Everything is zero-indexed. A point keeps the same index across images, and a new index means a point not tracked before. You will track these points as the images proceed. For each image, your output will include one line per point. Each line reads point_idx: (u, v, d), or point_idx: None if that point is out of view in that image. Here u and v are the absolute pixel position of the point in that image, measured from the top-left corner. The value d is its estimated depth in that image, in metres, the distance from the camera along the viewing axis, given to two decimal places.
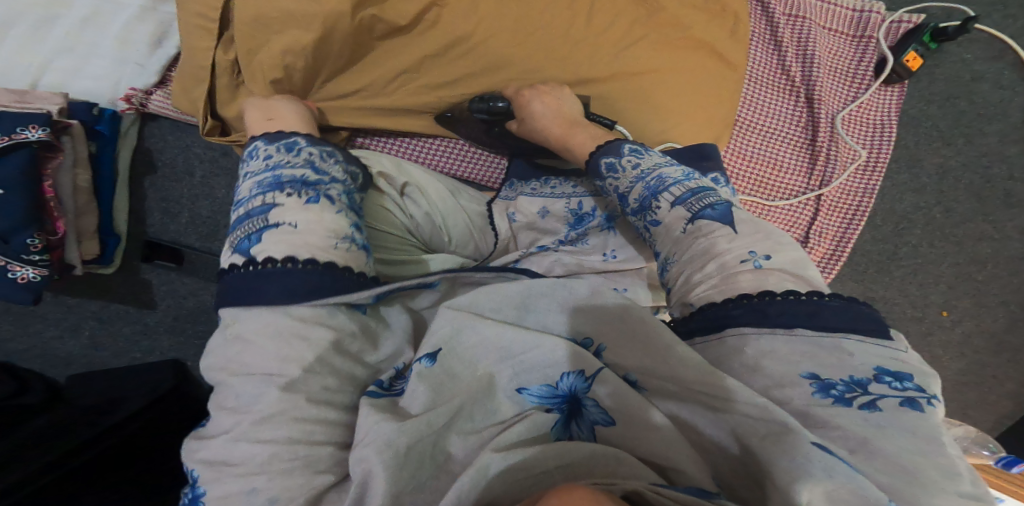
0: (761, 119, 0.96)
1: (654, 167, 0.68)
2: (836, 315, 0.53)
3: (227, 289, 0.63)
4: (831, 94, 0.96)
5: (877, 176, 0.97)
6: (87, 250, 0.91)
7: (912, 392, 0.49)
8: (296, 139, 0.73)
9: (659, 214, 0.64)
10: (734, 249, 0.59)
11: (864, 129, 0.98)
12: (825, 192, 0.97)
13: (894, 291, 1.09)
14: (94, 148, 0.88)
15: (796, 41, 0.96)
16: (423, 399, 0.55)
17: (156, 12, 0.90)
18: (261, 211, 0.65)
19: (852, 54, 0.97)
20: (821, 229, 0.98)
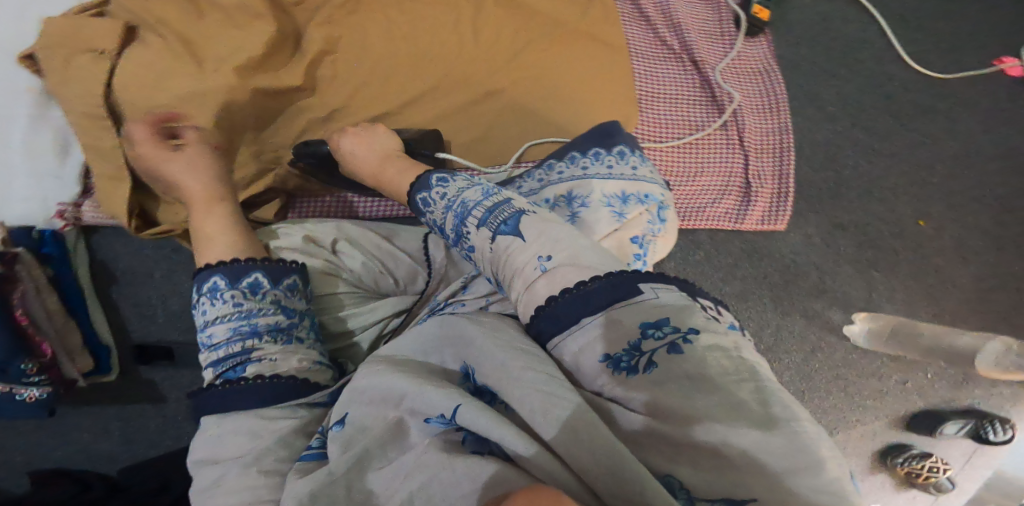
0: (658, 87, 1.00)
1: (458, 193, 0.67)
2: (601, 292, 0.54)
3: (204, 407, 0.65)
4: (711, 52, 1.03)
5: (784, 111, 1.02)
6: (80, 364, 0.97)
7: (672, 335, 0.51)
8: (257, 276, 0.71)
9: (470, 239, 0.64)
10: (527, 259, 0.59)
11: (753, 76, 1.04)
12: (746, 137, 1.00)
13: (860, 213, 1.10)
14: (50, 270, 0.94)
15: (662, 15, 1.03)
16: (335, 452, 0.56)
17: (48, 119, 0.93)
18: (243, 352, 0.67)
19: (715, 14, 1.05)
20: (758, 173, 1.01)
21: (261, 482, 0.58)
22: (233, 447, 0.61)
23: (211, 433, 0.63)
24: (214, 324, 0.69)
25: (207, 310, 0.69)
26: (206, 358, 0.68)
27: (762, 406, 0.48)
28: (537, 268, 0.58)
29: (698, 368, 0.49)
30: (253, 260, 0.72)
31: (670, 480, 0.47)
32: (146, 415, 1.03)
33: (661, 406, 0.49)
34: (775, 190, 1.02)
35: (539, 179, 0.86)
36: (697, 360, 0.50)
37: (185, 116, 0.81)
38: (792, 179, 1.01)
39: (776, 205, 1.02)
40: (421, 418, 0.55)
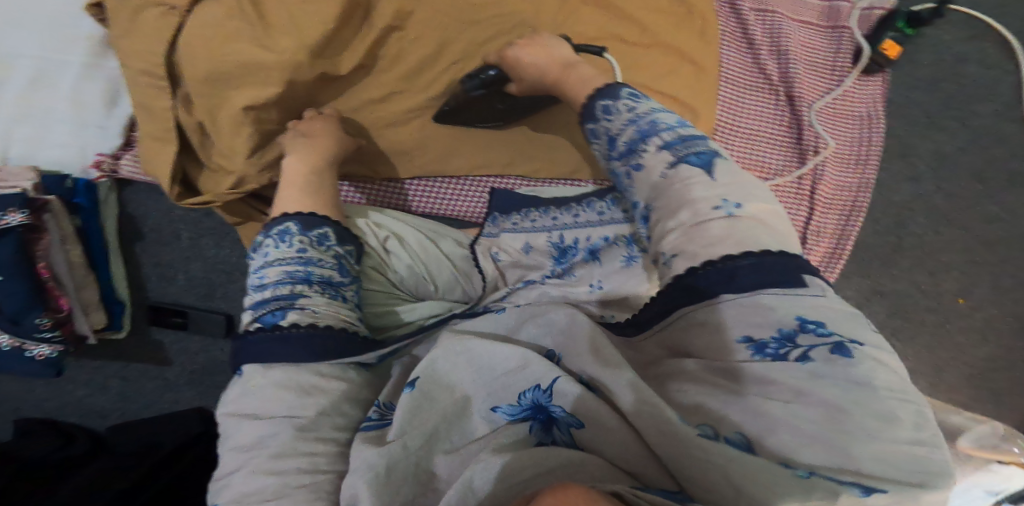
0: (745, 120, 0.91)
1: (648, 111, 0.64)
2: (753, 273, 0.52)
3: (242, 354, 0.61)
4: (811, 88, 0.93)
5: (871, 169, 0.94)
6: (94, 322, 0.86)
7: (838, 338, 0.49)
8: (328, 231, 0.70)
9: (644, 157, 0.61)
10: (708, 197, 0.56)
11: (849, 123, 0.94)
12: (819, 189, 0.93)
13: (903, 282, 1.05)
14: (78, 221, 0.83)
15: (769, 37, 0.92)
16: (399, 421, 0.55)
17: (100, 70, 0.81)
18: (290, 296, 0.64)
19: (827, 46, 0.93)
20: (821, 229, 0.93)
21: (318, 448, 0.57)
22: (278, 398, 0.58)
23: (254, 385, 0.59)
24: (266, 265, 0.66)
25: (268, 254, 0.67)
26: (253, 300, 0.65)
27: (914, 430, 0.45)
28: (721, 209, 0.55)
29: (863, 373, 0.47)
30: (329, 219, 0.71)
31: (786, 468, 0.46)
32: (146, 376, 0.95)
33: (793, 394, 0.47)
34: (830, 248, 0.96)
35: (598, 210, 0.78)
36: (864, 368, 0.47)
37: (251, 84, 0.71)
38: (851, 242, 0.94)
39: (827, 261, 0.97)
40: (490, 398, 0.56)
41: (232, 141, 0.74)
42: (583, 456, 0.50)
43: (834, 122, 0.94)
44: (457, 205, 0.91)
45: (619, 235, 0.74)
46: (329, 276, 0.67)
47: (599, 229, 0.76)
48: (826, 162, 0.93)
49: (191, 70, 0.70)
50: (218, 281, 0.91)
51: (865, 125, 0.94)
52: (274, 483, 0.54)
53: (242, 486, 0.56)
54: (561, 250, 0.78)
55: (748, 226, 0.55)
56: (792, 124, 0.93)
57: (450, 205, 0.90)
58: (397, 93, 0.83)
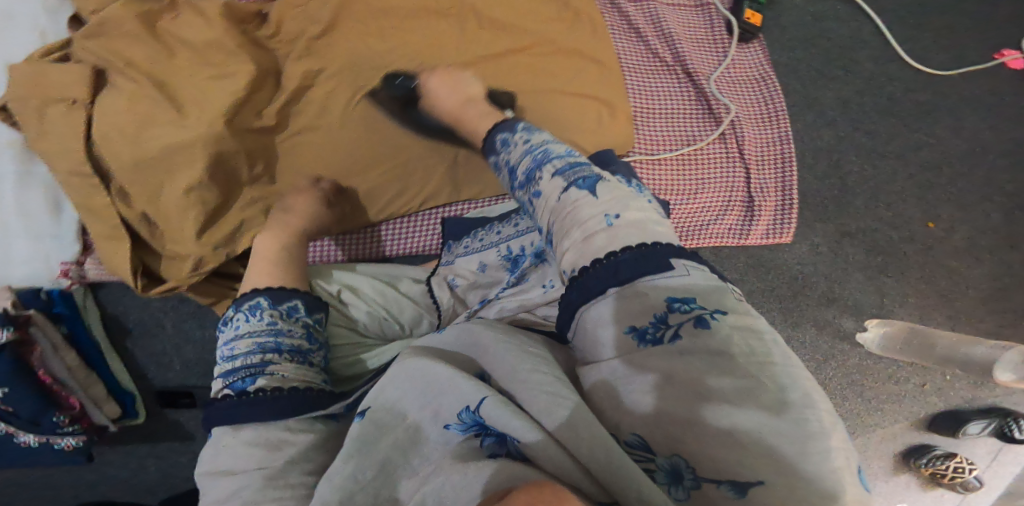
0: (653, 102, 0.97)
1: (541, 141, 0.68)
2: (630, 267, 0.56)
3: (213, 419, 0.65)
4: (703, 61, 0.99)
5: (784, 121, 0.98)
6: (109, 413, 0.96)
7: (698, 311, 0.53)
8: (297, 303, 0.75)
9: (540, 185, 0.64)
10: (592, 214, 0.59)
11: (748, 85, 1.00)
12: (746, 150, 0.97)
13: (867, 219, 1.09)
14: (66, 329, 0.92)
15: (650, 24, 0.99)
16: (350, 449, 0.59)
17: (31, 175, 0.89)
18: (261, 364, 0.69)
19: (702, 21, 1.00)
20: (760, 185, 0.98)
21: (285, 493, 0.58)
22: (247, 455, 0.62)
23: (223, 444, 0.63)
24: (235, 339, 0.71)
25: (233, 329, 0.72)
26: (222, 369, 0.70)
27: (781, 391, 0.49)
28: (602, 222, 0.58)
29: (726, 344, 0.51)
30: (297, 291, 0.77)
31: (676, 461, 0.50)
32: (176, 452, 1.03)
33: (667, 385, 0.51)
34: (777, 202, 1.00)
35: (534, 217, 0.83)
36: (721, 337, 0.52)
37: (180, 168, 0.80)
38: (795, 191, 0.98)
39: (777, 216, 1.01)
40: (440, 427, 0.58)
41: (183, 222, 0.82)
42: (530, 471, 0.50)
43: (735, 86, 0.99)
44: (412, 243, 0.95)
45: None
46: (298, 346, 0.72)
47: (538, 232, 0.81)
48: (742, 123, 0.98)
49: (118, 162, 0.79)
50: (211, 360, 0.99)
51: (763, 84, 1.00)
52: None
53: None
54: (511, 261, 0.82)
55: (628, 235, 0.57)
56: (698, 97, 0.98)
57: (406, 245, 0.95)
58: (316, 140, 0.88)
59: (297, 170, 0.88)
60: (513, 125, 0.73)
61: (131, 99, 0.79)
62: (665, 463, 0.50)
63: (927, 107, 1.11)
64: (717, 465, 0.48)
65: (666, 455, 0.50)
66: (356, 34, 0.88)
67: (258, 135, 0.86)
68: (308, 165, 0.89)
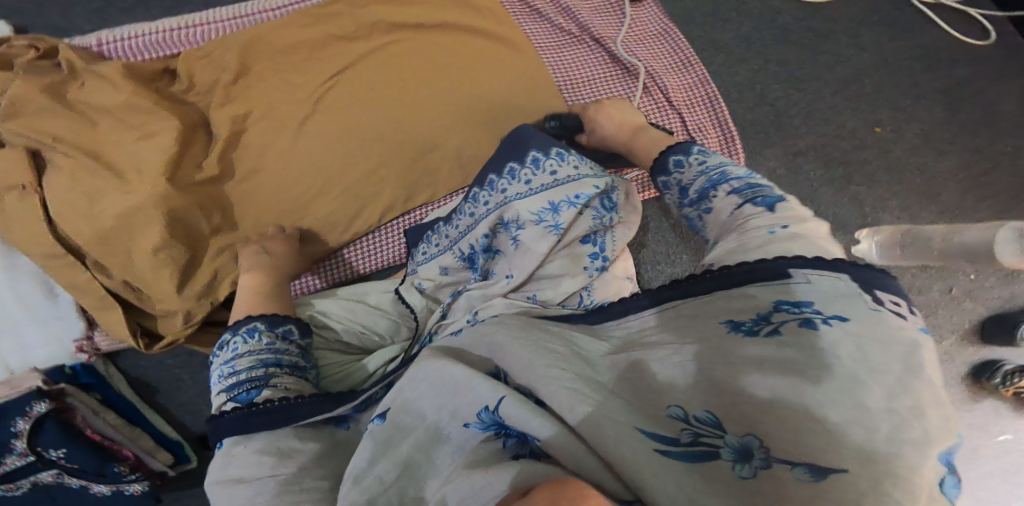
0: (571, 72, 1.02)
1: (717, 166, 0.77)
2: (757, 275, 0.62)
3: (221, 430, 0.70)
4: (607, 25, 1.04)
5: (697, 63, 1.04)
6: (164, 460, 1.02)
7: (808, 314, 0.58)
8: (292, 327, 0.81)
9: (714, 202, 0.74)
10: (759, 226, 0.68)
11: (654, 40, 1.06)
12: (672, 96, 1.01)
13: (810, 137, 1.19)
14: (99, 395, 0.99)
15: (550, 3, 1.04)
16: (370, 451, 0.65)
17: (18, 268, 0.92)
18: (263, 377, 0.74)
19: None
20: (698, 125, 1.02)
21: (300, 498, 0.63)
22: (259, 462, 0.66)
23: (235, 453, 0.68)
24: (236, 360, 0.76)
25: (236, 348, 0.78)
26: (220, 387, 0.75)
27: (890, 396, 0.52)
28: (766, 234, 0.67)
29: (832, 345, 0.55)
30: (289, 317, 0.82)
31: (749, 440, 0.53)
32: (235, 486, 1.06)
33: (757, 368, 0.56)
34: (720, 137, 1.03)
35: (471, 212, 0.86)
36: (831, 339, 0.56)
37: (139, 230, 0.87)
38: (731, 124, 1.02)
39: (723, 151, 1.04)
40: (456, 423, 0.64)
41: (160, 282, 0.89)
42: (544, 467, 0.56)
43: (642, 43, 1.05)
44: (383, 256, 0.99)
45: (491, 228, 0.82)
46: (296, 363, 0.78)
47: (476, 229, 0.83)
48: (660, 73, 1.03)
49: (82, 237, 0.86)
50: None
51: (666, 36, 1.07)
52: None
53: None
54: (469, 260, 0.85)
55: (788, 248, 0.64)
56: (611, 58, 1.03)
57: (378, 259, 0.99)
58: (262, 184, 0.93)
59: (252, 218, 0.93)
60: (689, 144, 0.82)
61: (74, 174, 0.85)
62: (735, 442, 0.54)
63: (821, 31, 1.24)
64: (795, 448, 0.52)
65: (738, 434, 0.54)
66: (276, 74, 0.94)
67: (202, 187, 0.91)
68: (260, 210, 0.93)
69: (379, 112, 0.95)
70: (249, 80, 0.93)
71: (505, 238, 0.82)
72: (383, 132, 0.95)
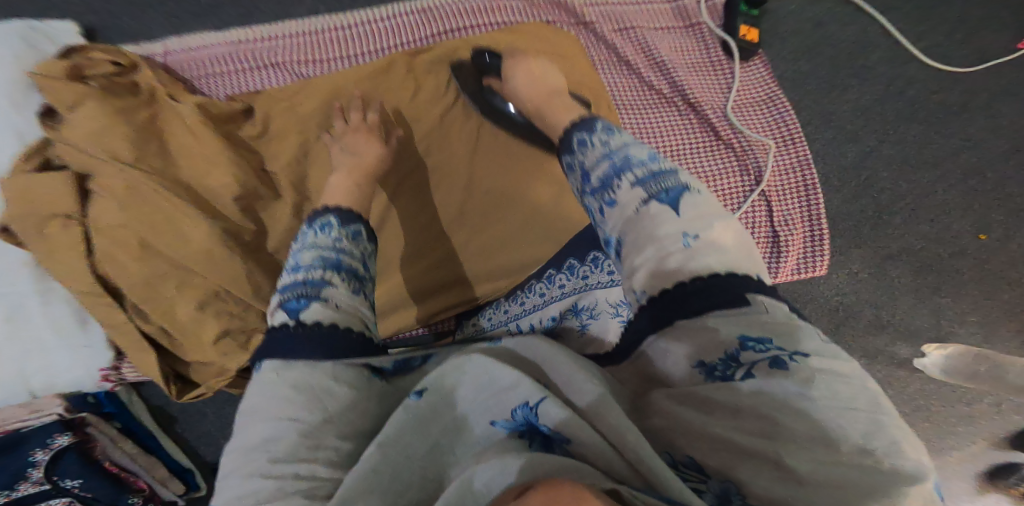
0: (661, 138, 0.98)
1: (621, 146, 0.65)
2: (716, 294, 0.55)
3: (270, 346, 0.64)
4: (704, 88, 0.99)
5: (800, 143, 0.98)
6: (173, 490, 1.01)
7: (775, 352, 0.53)
8: (360, 230, 0.73)
9: (618, 193, 0.62)
10: (669, 233, 0.58)
11: (758, 108, 1.00)
12: (765, 181, 0.97)
13: (910, 236, 1.04)
14: (117, 424, 0.97)
15: (642, 53, 0.99)
16: (399, 423, 0.58)
17: (49, 294, 0.88)
18: (317, 285, 0.66)
19: (696, 45, 1.01)
20: (786, 218, 0.98)
21: (318, 453, 0.58)
22: (287, 396, 0.60)
23: (266, 377, 0.62)
24: (304, 250, 0.70)
25: (305, 240, 0.71)
26: (282, 283, 0.69)
27: (865, 439, 0.49)
28: (681, 242, 0.57)
29: (807, 385, 0.51)
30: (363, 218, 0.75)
31: (727, 485, 0.50)
32: None
33: (746, 412, 0.52)
34: (805, 234, 0.98)
35: (541, 292, 0.82)
36: (801, 379, 0.51)
37: (194, 283, 0.88)
38: (822, 220, 0.96)
39: (808, 247, 0.98)
40: (482, 411, 0.59)
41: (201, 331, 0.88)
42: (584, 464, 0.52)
43: (742, 112, 1.00)
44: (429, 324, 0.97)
45: (561, 312, 0.78)
46: (356, 270, 0.70)
47: (546, 311, 0.80)
48: (759, 152, 0.98)
49: (131, 286, 0.86)
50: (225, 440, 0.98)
51: (769, 105, 1.00)
52: (270, 487, 0.56)
53: (235, 490, 0.57)
54: None
55: (703, 259, 0.57)
56: (706, 127, 0.99)
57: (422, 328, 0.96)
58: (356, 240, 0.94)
59: None
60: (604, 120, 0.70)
61: (136, 211, 0.85)
62: (716, 486, 0.51)
63: (960, 105, 1.03)
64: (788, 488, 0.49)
65: (720, 479, 0.51)
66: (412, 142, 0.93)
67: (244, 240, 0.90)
68: None
69: (494, 192, 0.94)
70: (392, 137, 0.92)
71: (572, 325, 0.76)
72: (498, 217, 0.93)
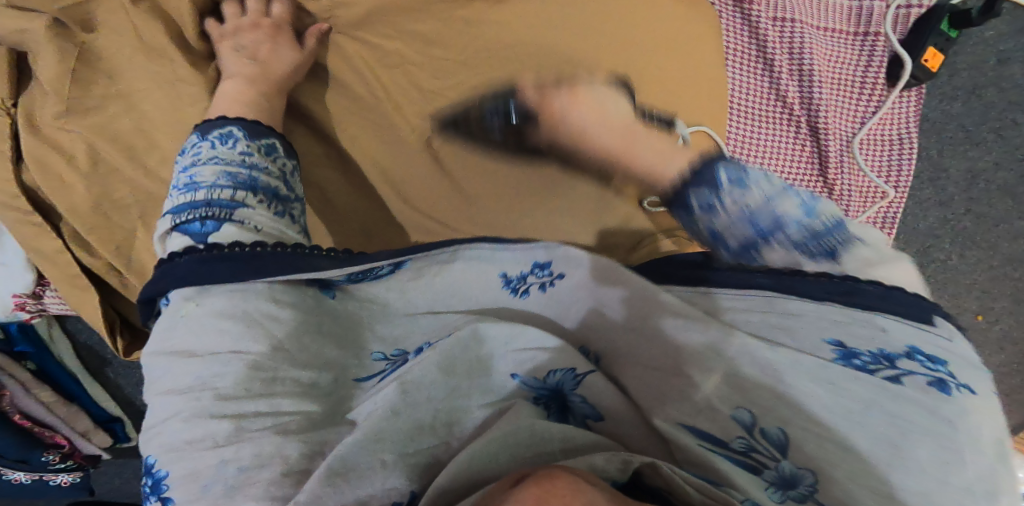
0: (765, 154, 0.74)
1: (767, 196, 0.54)
2: (882, 299, 0.47)
3: (173, 274, 0.47)
4: (837, 114, 0.75)
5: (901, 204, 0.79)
6: (100, 442, 0.85)
7: (943, 376, 0.43)
8: (235, 129, 0.56)
9: (769, 257, 0.53)
10: (816, 321, 0.46)
11: (888, 150, 0.78)
12: None
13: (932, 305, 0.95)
14: (33, 365, 0.81)
15: (789, 50, 0.73)
16: (428, 372, 0.46)
17: None
18: (226, 206, 0.51)
19: (855, 61, 0.75)
20: None
21: (277, 391, 0.44)
22: (215, 329, 0.45)
23: (186, 316, 0.46)
24: (202, 167, 0.53)
25: (201, 152, 0.54)
26: (175, 203, 0.52)
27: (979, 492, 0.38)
28: (845, 323, 0.46)
29: (961, 419, 0.41)
30: (274, 131, 0.59)
31: (800, 473, 0.40)
32: None
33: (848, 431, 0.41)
34: None
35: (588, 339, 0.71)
36: (960, 410, 0.41)
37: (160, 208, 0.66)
38: None
39: None
40: (511, 357, 0.48)
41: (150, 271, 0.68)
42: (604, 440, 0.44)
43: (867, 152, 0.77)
44: None
45: None
46: (278, 190, 0.55)
47: None
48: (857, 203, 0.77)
49: (73, 211, 0.65)
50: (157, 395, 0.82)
51: (898, 151, 0.78)
52: (228, 427, 0.42)
53: (181, 434, 0.43)
54: None
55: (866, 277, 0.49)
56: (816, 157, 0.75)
57: None
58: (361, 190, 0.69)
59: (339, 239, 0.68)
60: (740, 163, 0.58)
61: (96, 119, 0.63)
62: (784, 470, 0.41)
63: None
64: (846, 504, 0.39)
65: (794, 463, 0.41)
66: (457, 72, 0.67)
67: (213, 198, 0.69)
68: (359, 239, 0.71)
69: None
70: (449, 86, 0.67)
71: None
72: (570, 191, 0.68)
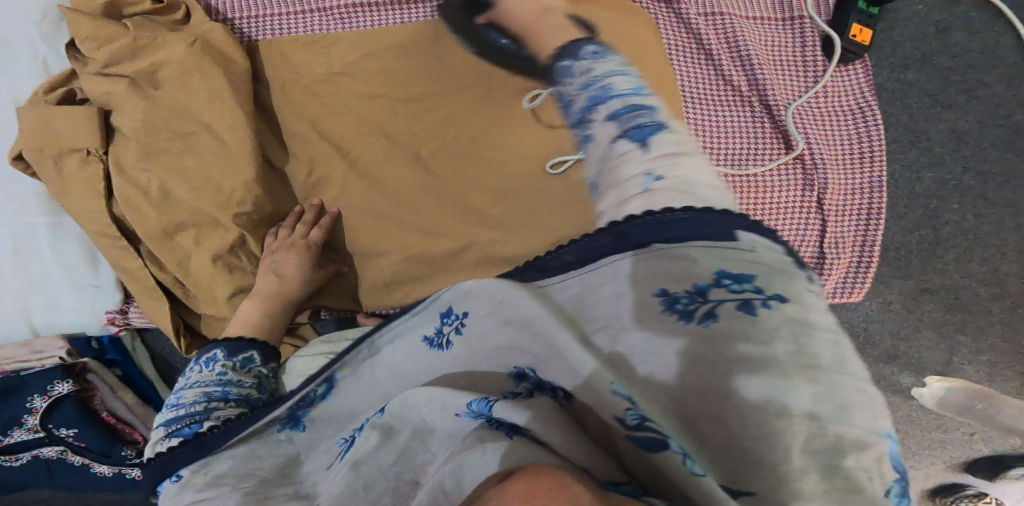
0: (723, 132, 0.84)
1: (604, 72, 0.52)
2: (661, 227, 0.46)
3: (167, 470, 0.56)
4: (783, 88, 0.85)
5: (877, 160, 0.84)
6: None
7: (749, 294, 0.44)
8: (252, 354, 0.68)
9: (591, 130, 0.51)
10: (633, 174, 0.48)
11: (844, 116, 0.86)
12: (826, 193, 0.84)
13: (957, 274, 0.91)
14: (119, 370, 0.96)
15: (726, 43, 0.85)
16: (372, 444, 0.51)
17: (65, 228, 0.87)
18: (204, 411, 0.59)
19: (792, 45, 0.86)
20: (836, 236, 0.84)
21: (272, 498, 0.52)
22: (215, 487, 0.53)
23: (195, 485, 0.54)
24: (182, 392, 0.62)
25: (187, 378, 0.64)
26: (163, 419, 0.60)
27: (815, 400, 0.41)
28: (641, 185, 0.48)
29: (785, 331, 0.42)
30: (252, 343, 0.70)
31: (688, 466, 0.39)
32: None
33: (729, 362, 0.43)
34: (852, 255, 0.85)
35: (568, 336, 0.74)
36: (768, 327, 0.43)
37: (213, 230, 0.80)
38: (875, 244, 0.84)
39: (854, 270, 0.86)
40: (444, 402, 0.49)
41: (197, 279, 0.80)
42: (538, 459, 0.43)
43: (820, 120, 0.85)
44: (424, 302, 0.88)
45: None
46: (250, 394, 0.63)
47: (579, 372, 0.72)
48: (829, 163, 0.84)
49: (147, 233, 0.79)
50: None
51: (857, 117, 0.86)
52: None
53: None
54: None
55: (669, 200, 0.46)
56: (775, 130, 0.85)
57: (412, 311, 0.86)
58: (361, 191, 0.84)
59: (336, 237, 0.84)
60: (593, 42, 0.57)
61: (164, 160, 0.79)
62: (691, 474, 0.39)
63: None
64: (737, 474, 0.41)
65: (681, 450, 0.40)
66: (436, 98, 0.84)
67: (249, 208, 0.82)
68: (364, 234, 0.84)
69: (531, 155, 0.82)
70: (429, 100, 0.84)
71: None
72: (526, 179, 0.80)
